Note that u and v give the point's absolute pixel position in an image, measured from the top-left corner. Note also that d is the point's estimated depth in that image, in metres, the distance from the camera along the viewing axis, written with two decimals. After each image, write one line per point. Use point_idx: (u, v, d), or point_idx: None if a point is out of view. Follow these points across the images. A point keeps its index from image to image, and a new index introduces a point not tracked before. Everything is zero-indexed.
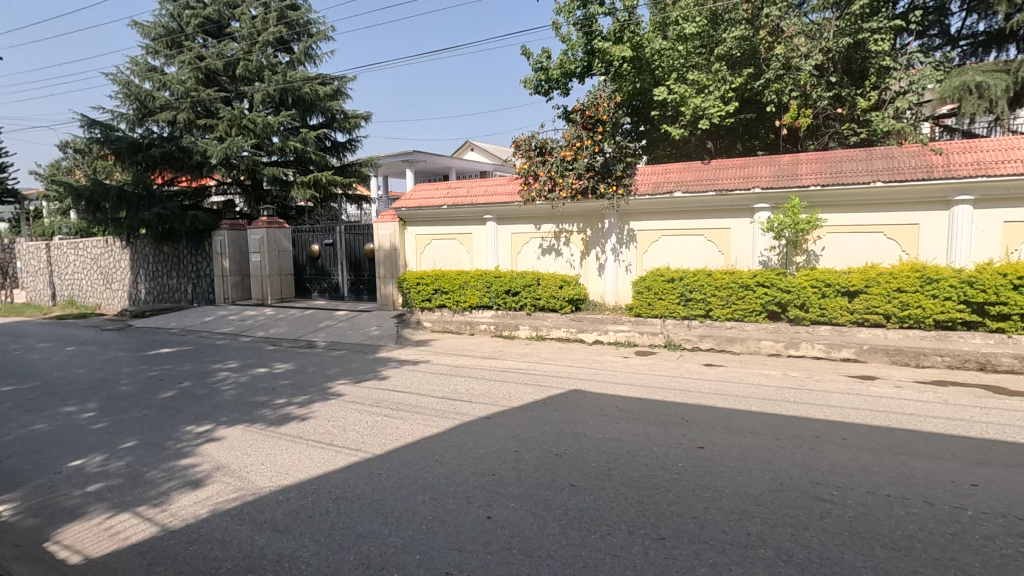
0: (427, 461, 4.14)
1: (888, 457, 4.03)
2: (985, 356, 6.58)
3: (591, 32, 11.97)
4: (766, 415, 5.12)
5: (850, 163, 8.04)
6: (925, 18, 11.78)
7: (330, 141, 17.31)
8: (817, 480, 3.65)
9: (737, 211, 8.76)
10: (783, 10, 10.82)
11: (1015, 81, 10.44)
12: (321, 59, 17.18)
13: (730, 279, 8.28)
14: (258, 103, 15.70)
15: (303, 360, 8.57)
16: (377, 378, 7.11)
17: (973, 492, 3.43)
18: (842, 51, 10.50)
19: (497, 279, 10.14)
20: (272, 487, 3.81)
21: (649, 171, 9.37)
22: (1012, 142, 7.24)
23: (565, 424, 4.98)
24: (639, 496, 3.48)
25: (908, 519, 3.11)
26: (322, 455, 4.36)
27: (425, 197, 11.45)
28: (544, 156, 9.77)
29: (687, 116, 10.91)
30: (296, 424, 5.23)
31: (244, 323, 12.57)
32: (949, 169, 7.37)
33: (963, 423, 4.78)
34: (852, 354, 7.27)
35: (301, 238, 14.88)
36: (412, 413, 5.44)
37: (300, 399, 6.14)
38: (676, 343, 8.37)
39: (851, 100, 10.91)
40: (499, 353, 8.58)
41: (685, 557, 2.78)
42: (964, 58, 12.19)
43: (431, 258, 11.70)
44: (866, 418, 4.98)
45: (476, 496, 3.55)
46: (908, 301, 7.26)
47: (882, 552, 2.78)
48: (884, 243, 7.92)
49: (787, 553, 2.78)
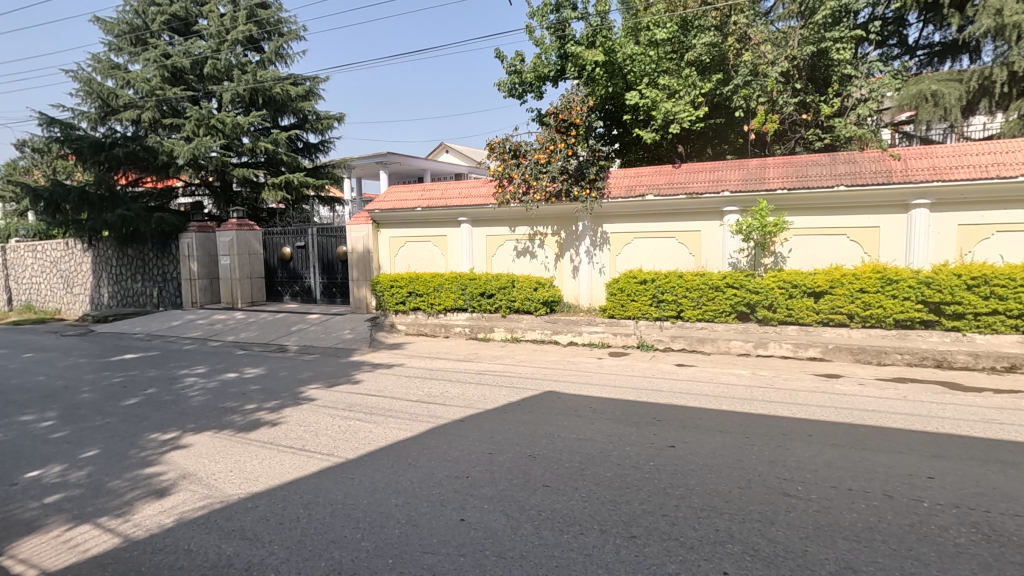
0: (401, 465, 4.11)
1: (850, 452, 4.16)
2: (942, 354, 6.87)
3: (564, 36, 12.10)
4: (735, 413, 5.24)
5: (815, 167, 8.28)
6: (885, 28, 12.21)
7: (302, 141, 17.06)
8: (783, 476, 3.75)
9: (707, 214, 8.93)
10: (750, 18, 11.07)
11: (967, 90, 10.89)
12: (292, 59, 16.93)
13: (701, 280, 8.43)
14: (226, 103, 15.36)
15: (274, 364, 8.43)
16: (350, 382, 7.04)
17: (929, 484, 3.57)
18: (806, 58, 10.77)
19: (472, 281, 10.13)
20: (241, 494, 3.74)
21: (621, 175, 9.49)
22: (965, 148, 7.58)
23: (539, 425, 5.00)
24: (611, 495, 3.52)
25: (868, 512, 3.22)
26: (292, 461, 4.29)
27: (399, 199, 11.38)
28: (518, 159, 9.82)
29: (658, 120, 11.15)
30: (266, 429, 5.13)
31: (213, 327, 12.28)
32: (907, 174, 7.65)
33: (921, 419, 4.96)
34: (818, 353, 7.48)
35: (272, 240, 14.62)
36: (385, 416, 5.40)
37: (271, 405, 6.03)
38: (649, 343, 8.48)
39: (815, 106, 11.21)
40: (474, 356, 8.57)
41: (655, 555, 2.83)
42: (921, 67, 12.68)
43: (405, 260, 11.62)
44: (830, 415, 5.14)
45: (449, 498, 3.54)
46: (869, 301, 7.52)
47: (844, 544, 2.87)
48: (847, 246, 8.18)
49: (754, 548, 2.85)
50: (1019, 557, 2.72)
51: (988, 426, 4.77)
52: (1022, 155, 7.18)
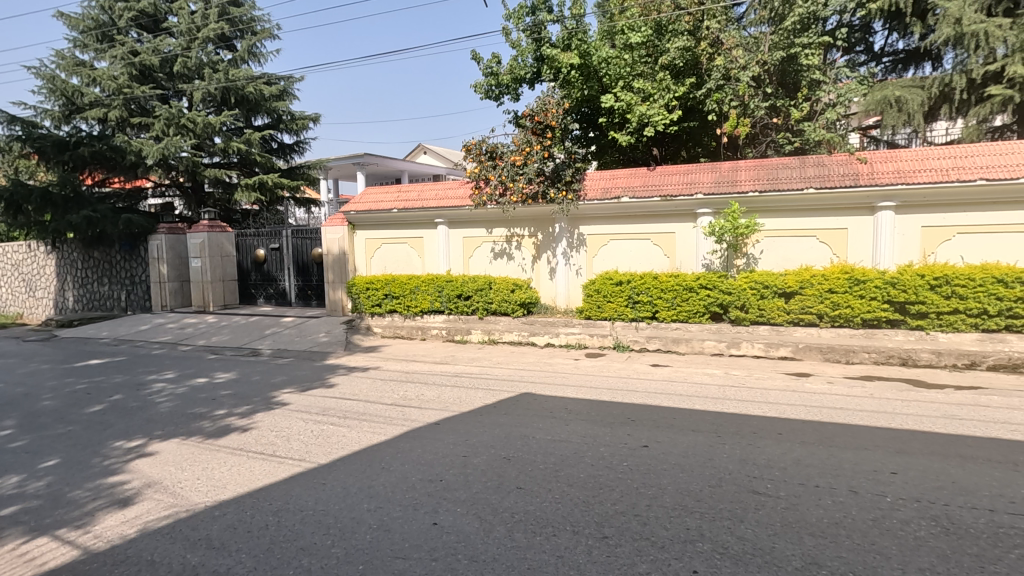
0: (373, 470, 4.07)
1: (819, 450, 4.24)
2: (907, 352, 7.08)
3: (540, 38, 12.16)
4: (708, 413, 5.29)
5: (785, 170, 8.48)
6: (851, 36, 12.56)
7: (276, 142, 16.83)
8: (753, 474, 3.81)
9: (680, 216, 9.06)
10: (723, 23, 11.19)
11: (929, 96, 11.26)
12: (265, 58, 16.69)
13: (675, 281, 8.53)
14: (197, 102, 15.03)
15: (246, 368, 8.26)
16: (325, 386, 6.94)
17: (892, 479, 3.67)
18: (777, 63, 10.97)
19: (449, 283, 10.09)
20: (207, 502, 3.66)
21: (598, 177, 9.54)
22: (927, 153, 7.82)
23: (514, 427, 5.00)
24: (584, 496, 3.54)
25: (834, 508, 3.29)
26: (262, 467, 4.22)
27: (374, 201, 11.29)
28: (494, 160, 9.81)
29: (633, 123, 11.34)
30: (236, 435, 5.02)
31: (183, 331, 12.00)
32: (873, 177, 7.84)
33: (886, 416, 5.10)
34: (789, 352, 7.64)
35: (245, 242, 14.34)
36: (359, 420, 5.35)
37: (242, 410, 5.91)
38: (625, 344, 8.56)
39: (785, 110, 11.39)
40: (451, 358, 8.53)
41: (627, 555, 2.84)
42: (887, 73, 13.05)
43: (381, 262, 11.53)
44: (800, 413, 5.24)
45: (422, 502, 3.51)
46: (838, 301, 7.70)
47: (810, 540, 2.93)
48: (817, 247, 8.35)
49: (723, 546, 2.89)
50: (976, 549, 2.81)
51: (949, 421, 4.92)
52: (979, 160, 7.45)
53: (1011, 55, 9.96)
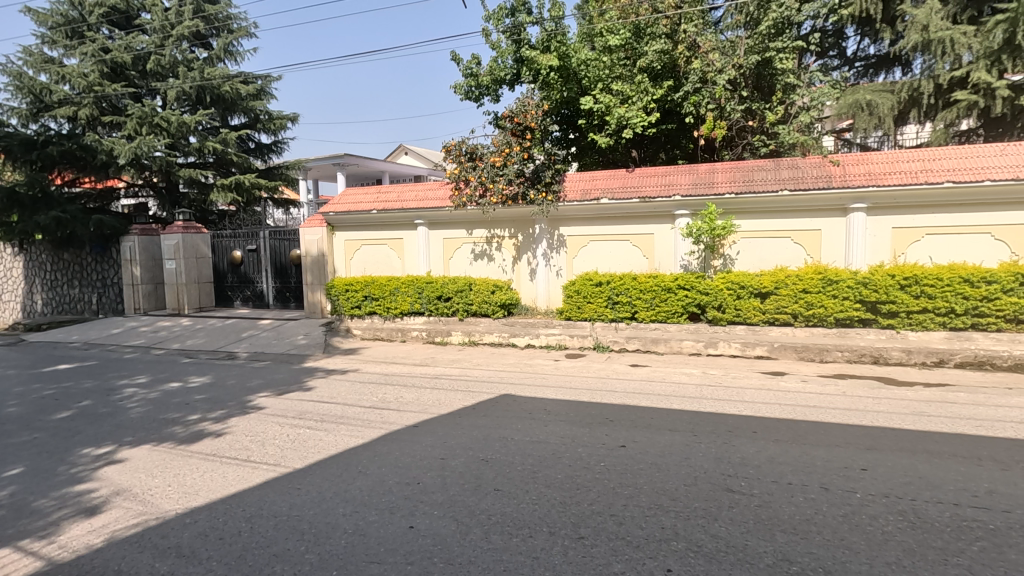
0: (350, 473, 4.03)
1: (792, 448, 4.31)
2: (878, 350, 7.24)
3: (520, 40, 12.19)
4: (685, 412, 5.35)
5: (760, 172, 8.62)
6: (825, 41, 12.80)
7: (254, 142, 16.64)
8: (728, 472, 3.86)
9: (659, 217, 9.14)
10: (700, 27, 11.29)
11: (899, 100, 11.53)
12: (242, 56, 16.48)
13: (654, 282, 8.61)
14: (171, 100, 14.75)
15: (221, 372, 8.11)
16: (302, 389, 6.85)
17: (862, 476, 3.74)
18: (752, 67, 11.13)
19: (429, 284, 10.05)
20: (178, 509, 3.58)
21: (577, 179, 9.59)
22: (897, 155, 8.01)
23: (492, 429, 4.99)
24: (561, 497, 3.55)
25: (806, 504, 3.35)
26: (236, 473, 4.15)
27: (354, 201, 11.21)
28: (474, 161, 9.79)
29: (612, 125, 11.46)
30: (209, 440, 4.93)
31: (157, 334, 11.75)
32: (846, 179, 8.01)
33: (858, 413, 5.21)
34: (764, 351, 7.76)
35: (221, 244, 14.09)
36: (337, 424, 5.29)
37: (216, 414, 5.81)
38: (605, 344, 8.60)
39: (760, 113, 11.52)
40: (431, 360, 8.48)
41: (603, 555, 2.85)
42: (859, 77, 13.34)
43: (361, 263, 11.43)
44: (774, 411, 5.33)
45: (398, 506, 3.49)
46: (812, 301, 7.85)
47: (782, 537, 2.97)
48: (791, 247, 8.51)
49: (697, 545, 2.92)
50: (940, 542, 2.88)
51: (918, 418, 5.05)
52: (947, 162, 7.66)
53: (976, 61, 10.23)
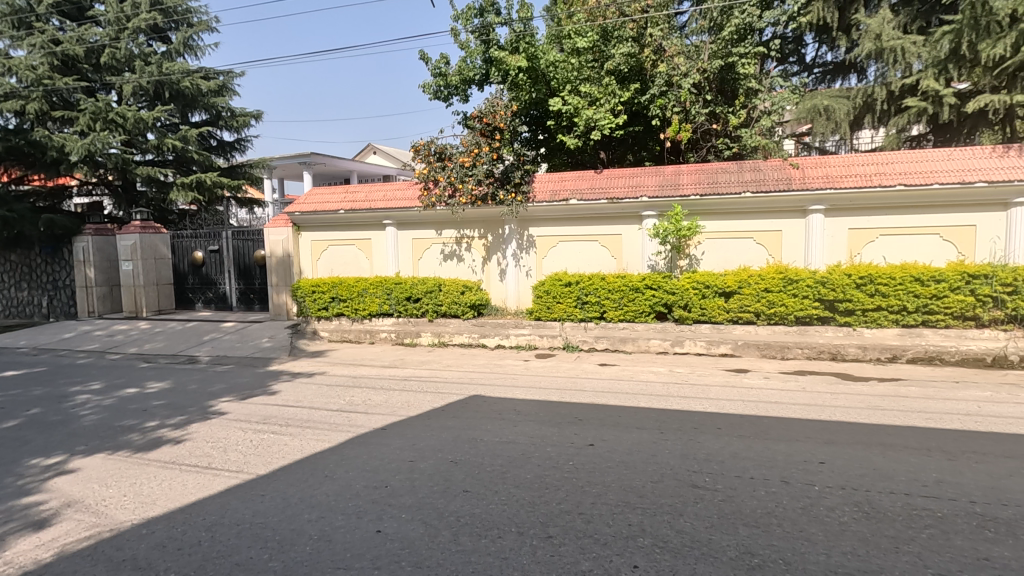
0: (316, 478, 3.95)
1: (754, 443, 4.42)
2: (836, 347, 7.49)
3: (488, 40, 12.20)
4: (652, 410, 5.43)
5: (725, 174, 8.82)
6: (785, 47, 13.18)
7: (216, 140, 16.24)
8: (693, 468, 3.94)
9: (627, 218, 9.27)
10: (666, 31, 11.47)
11: (854, 106, 11.95)
12: (203, 51, 16.04)
13: (622, 281, 8.72)
14: (127, 95, 14.22)
15: (182, 376, 7.86)
16: (267, 393, 6.69)
17: (821, 469, 3.87)
18: (716, 72, 11.39)
19: (398, 285, 9.95)
20: (135, 520, 3.45)
21: (546, 180, 9.65)
22: (852, 159, 8.31)
23: (462, 430, 4.97)
24: (530, 497, 3.56)
25: (768, 498, 3.44)
26: (197, 480, 4.02)
27: (321, 201, 11.01)
28: (443, 161, 9.76)
29: (580, 127, 11.58)
30: (168, 448, 4.77)
31: (112, 339, 11.29)
32: (805, 181, 8.27)
33: (817, 408, 5.38)
34: (728, 349, 7.95)
35: (182, 245, 13.67)
36: (303, 428, 5.18)
37: (176, 421, 5.62)
38: (574, 344, 8.65)
39: (724, 116, 11.77)
40: (400, 361, 8.40)
41: (570, 553, 2.88)
42: (817, 83, 13.81)
43: (328, 265, 11.25)
44: (737, 408, 5.46)
45: (366, 510, 3.44)
46: (773, 300, 8.08)
47: (744, 530, 3.05)
48: (753, 248, 8.74)
49: (663, 540, 2.97)
50: (892, 531, 3.00)
51: (873, 412, 5.25)
52: (899, 166, 7.98)
53: (925, 69, 10.70)
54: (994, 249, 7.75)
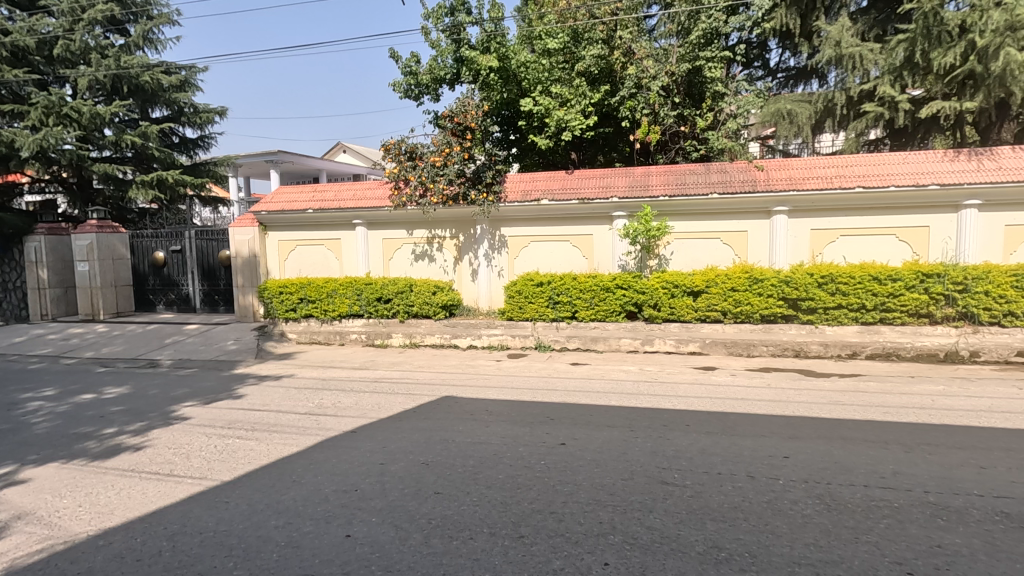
0: (283, 484, 3.86)
1: (722, 439, 4.51)
2: (799, 344, 7.71)
3: (459, 39, 12.16)
4: (622, 409, 5.49)
5: (692, 176, 8.98)
6: (750, 52, 13.49)
7: (178, 136, 15.82)
8: (663, 465, 3.99)
9: (598, 218, 9.35)
10: (635, 34, 11.62)
11: (815, 110, 12.33)
12: (164, 44, 15.56)
13: (593, 281, 8.79)
14: (83, 89, 13.67)
15: (141, 381, 7.58)
16: (232, 397, 6.52)
17: (785, 463, 3.97)
18: (683, 75, 11.58)
19: (368, 286, 9.81)
20: (90, 531, 3.31)
21: (518, 180, 9.68)
22: (813, 162, 8.58)
23: (434, 431, 4.93)
24: (502, 497, 3.56)
25: (734, 493, 3.52)
26: (157, 488, 3.89)
27: (288, 200, 10.78)
28: (414, 161, 9.67)
29: (551, 127, 11.65)
30: (127, 455, 4.60)
31: (67, 342, 10.83)
32: (769, 183, 8.49)
33: (782, 404, 5.53)
34: (697, 347, 8.09)
35: (142, 244, 13.23)
36: (269, 432, 5.06)
37: (135, 427, 5.42)
38: (546, 343, 8.66)
39: (691, 119, 11.99)
40: (370, 363, 8.29)
41: (542, 553, 2.88)
42: (781, 87, 14.20)
43: (296, 265, 11.02)
44: (706, 405, 5.56)
45: (335, 515, 3.38)
46: (739, 299, 8.27)
47: (712, 525, 3.11)
48: (720, 248, 8.93)
49: (633, 537, 3.00)
50: (852, 522, 3.10)
51: (834, 407, 5.41)
52: (858, 169, 8.26)
53: (882, 76, 11.11)
54: (946, 249, 8.09)
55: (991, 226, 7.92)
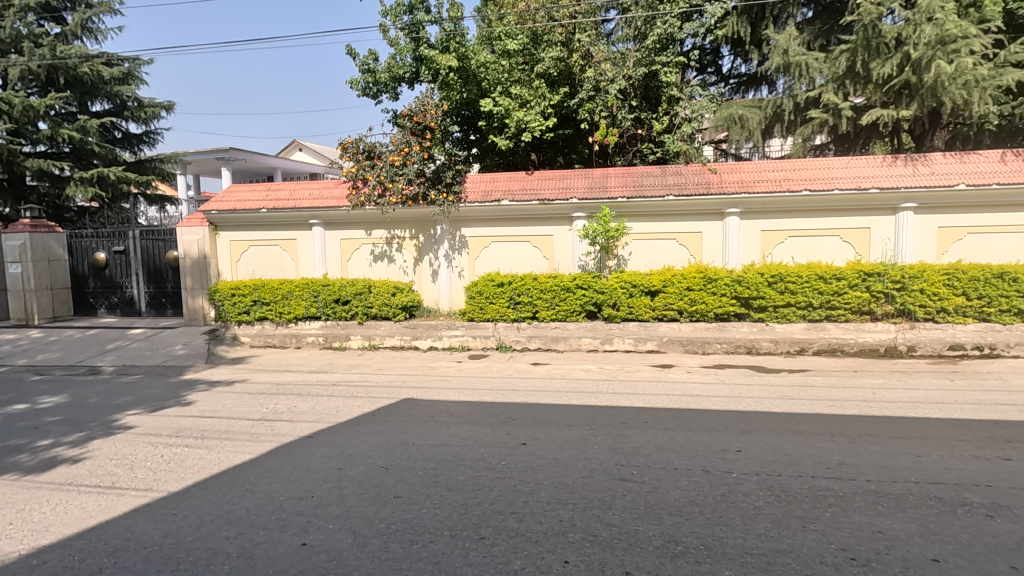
0: (235, 493, 3.72)
1: (678, 435, 4.62)
2: (751, 342, 7.98)
3: (418, 38, 12.05)
4: (582, 408, 5.54)
5: (649, 178, 9.18)
6: (704, 58, 13.87)
7: (121, 131, 15.07)
8: (622, 462, 4.05)
9: (558, 219, 9.43)
10: (593, 37, 11.78)
11: (765, 116, 12.77)
12: (104, 35, 14.79)
13: (553, 281, 8.85)
14: (14, 79, 12.84)
15: (80, 389, 7.17)
16: (180, 403, 6.25)
17: (738, 457, 4.10)
18: (640, 78, 11.79)
19: (325, 287, 9.55)
20: (22, 550, 3.11)
21: (478, 180, 9.67)
22: (763, 166, 8.90)
23: (393, 434, 4.86)
24: (462, 499, 3.53)
25: (690, 487, 3.61)
26: (98, 502, 3.68)
27: (240, 199, 10.42)
28: (373, 160, 9.51)
29: (512, 128, 11.67)
30: (63, 468, 4.34)
31: None
32: (722, 186, 8.76)
33: (735, 400, 5.71)
34: (654, 346, 8.31)
35: (81, 245, 12.54)
36: (220, 440, 4.87)
37: (73, 438, 5.12)
38: (507, 344, 8.71)
39: (648, 122, 12.24)
40: (328, 366, 8.10)
41: (502, 553, 2.88)
42: (732, 92, 14.68)
43: (249, 266, 10.67)
44: (663, 402, 5.69)
45: (290, 523, 3.28)
46: (694, 298, 8.48)
47: (669, 519, 3.17)
48: (676, 249, 9.15)
49: (593, 534, 3.04)
50: (800, 511, 3.22)
51: (784, 401, 5.64)
52: (804, 173, 8.63)
53: (826, 84, 11.62)
54: (885, 250, 8.54)
55: (926, 228, 8.40)
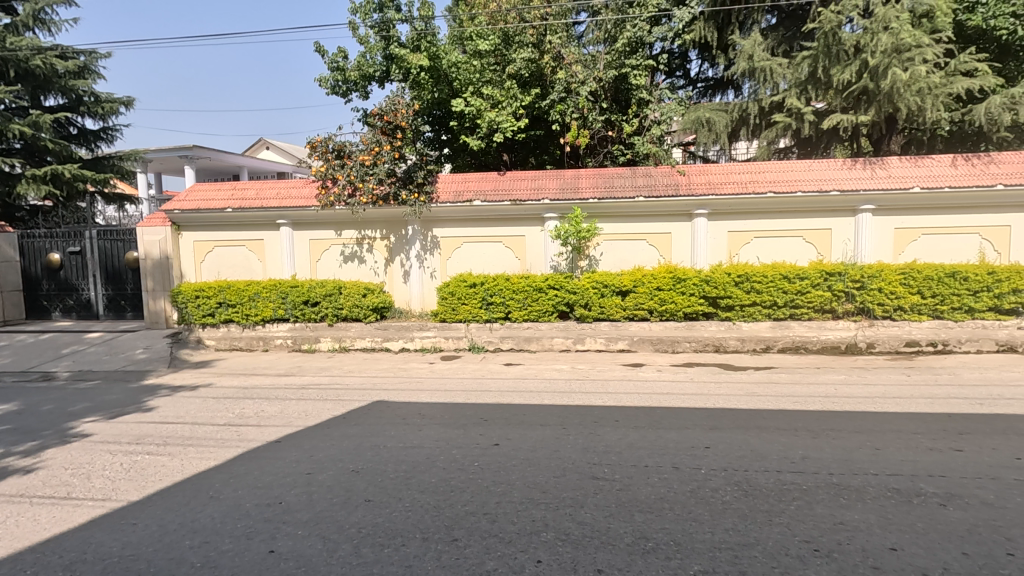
0: (200, 500, 3.62)
1: (649, 433, 4.69)
2: (718, 340, 8.23)
3: (389, 37, 11.93)
4: (555, 407, 5.57)
5: (619, 179, 9.29)
6: (672, 62, 14.11)
7: (77, 127, 14.48)
8: (593, 461, 4.09)
9: (529, 220, 9.45)
10: (563, 39, 11.85)
11: (731, 119, 13.03)
12: (59, 27, 14.22)
13: (525, 282, 8.87)
14: None
15: (33, 397, 6.86)
16: (141, 410, 6.04)
17: (707, 453, 4.18)
18: (610, 81, 11.91)
19: (294, 288, 9.36)
20: None
21: (449, 180, 9.63)
22: (730, 168, 9.09)
23: (364, 437, 4.79)
24: (434, 501, 3.51)
25: (661, 484, 3.66)
26: (52, 514, 3.53)
27: (204, 198, 10.13)
28: (342, 159, 9.37)
29: (483, 129, 11.63)
30: (14, 479, 4.14)
31: None
32: (690, 188, 8.92)
33: (703, 397, 5.82)
34: (625, 345, 8.48)
35: (34, 245, 12.01)
36: (184, 446, 4.73)
37: (25, 447, 4.89)
38: (479, 345, 8.70)
39: (618, 124, 12.38)
40: (297, 369, 7.94)
41: (474, 555, 2.87)
42: (700, 96, 14.97)
43: (213, 267, 10.37)
44: (633, 400, 5.76)
45: (257, 530, 3.20)
46: (664, 297, 8.61)
47: (640, 516, 3.21)
48: (646, 249, 9.28)
49: (565, 533, 3.05)
50: (766, 505, 3.31)
51: (750, 398, 5.77)
52: (769, 175, 8.86)
53: (789, 89, 11.94)
54: (845, 250, 8.83)
55: (883, 229, 8.72)
